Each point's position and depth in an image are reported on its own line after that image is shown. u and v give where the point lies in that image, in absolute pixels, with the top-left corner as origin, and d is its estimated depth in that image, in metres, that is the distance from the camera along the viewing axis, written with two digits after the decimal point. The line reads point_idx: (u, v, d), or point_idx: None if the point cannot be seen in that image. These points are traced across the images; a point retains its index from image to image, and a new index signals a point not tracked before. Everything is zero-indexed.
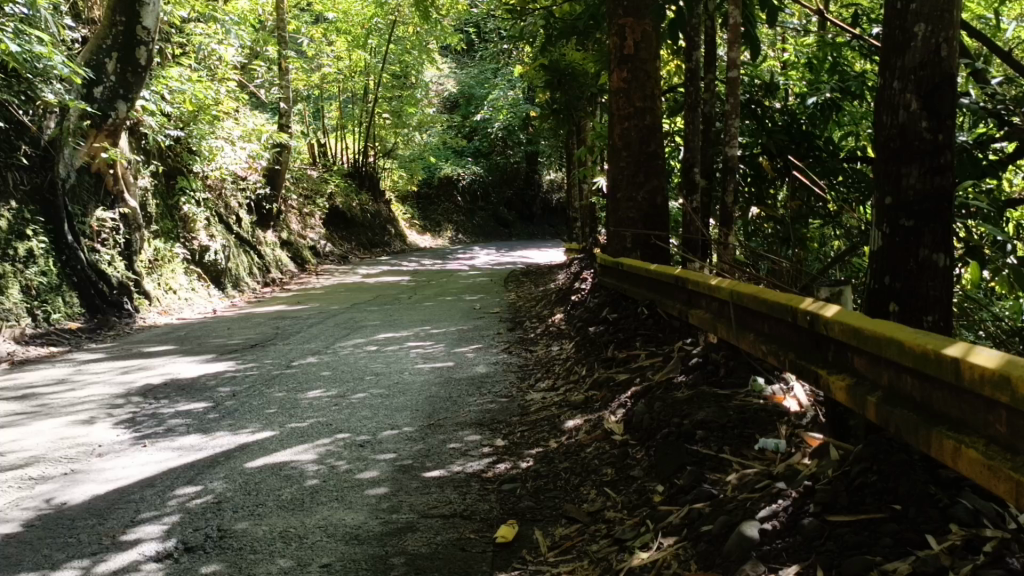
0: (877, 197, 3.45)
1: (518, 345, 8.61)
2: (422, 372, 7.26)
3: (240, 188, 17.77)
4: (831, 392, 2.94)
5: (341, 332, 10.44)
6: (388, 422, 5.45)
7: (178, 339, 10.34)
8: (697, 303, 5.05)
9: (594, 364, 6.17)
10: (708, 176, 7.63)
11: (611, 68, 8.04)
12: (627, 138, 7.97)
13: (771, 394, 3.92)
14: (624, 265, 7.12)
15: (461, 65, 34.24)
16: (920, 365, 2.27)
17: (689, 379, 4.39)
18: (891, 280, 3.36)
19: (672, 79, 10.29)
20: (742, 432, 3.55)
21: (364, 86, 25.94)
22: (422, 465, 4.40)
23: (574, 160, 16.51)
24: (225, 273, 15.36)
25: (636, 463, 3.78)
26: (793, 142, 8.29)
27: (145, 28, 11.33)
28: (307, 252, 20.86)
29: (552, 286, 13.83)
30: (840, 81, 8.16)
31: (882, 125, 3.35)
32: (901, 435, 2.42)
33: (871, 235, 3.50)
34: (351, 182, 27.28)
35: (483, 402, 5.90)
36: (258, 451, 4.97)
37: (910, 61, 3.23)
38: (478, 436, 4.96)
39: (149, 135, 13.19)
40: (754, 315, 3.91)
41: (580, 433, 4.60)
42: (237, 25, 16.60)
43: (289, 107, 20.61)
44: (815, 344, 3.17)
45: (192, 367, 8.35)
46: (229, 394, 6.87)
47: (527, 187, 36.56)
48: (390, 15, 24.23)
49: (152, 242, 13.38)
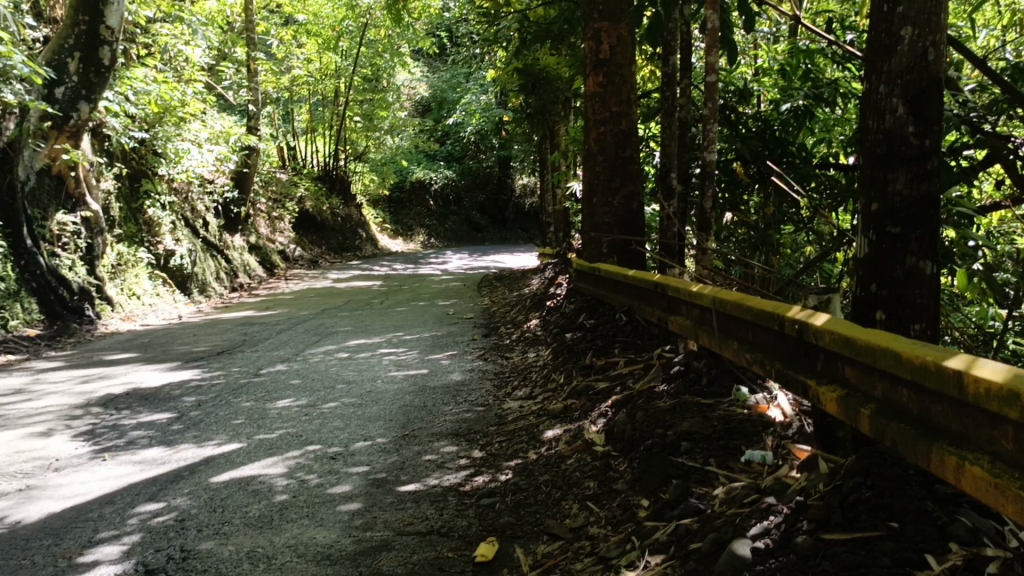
0: (862, 203, 3.37)
1: (493, 352, 8.49)
2: (395, 380, 7.10)
3: (207, 191, 17.46)
4: (820, 404, 2.85)
5: (312, 338, 10.25)
6: (361, 433, 5.29)
7: (143, 346, 10.07)
8: (677, 310, 4.96)
9: (572, 371, 6.07)
10: (684, 182, 7.57)
11: (587, 72, 7.96)
12: (602, 143, 7.89)
13: (754, 403, 3.83)
14: (601, 270, 7.03)
15: (433, 69, 34.08)
16: (919, 377, 2.19)
17: (671, 388, 4.30)
18: (877, 288, 3.28)
19: (646, 84, 10.25)
20: (727, 443, 3.45)
21: (335, 89, 25.69)
22: (396, 479, 4.25)
23: (548, 164, 16.44)
24: (191, 277, 15.07)
25: (618, 477, 3.67)
26: (767, 148, 8.25)
27: (109, 28, 11.02)
28: (276, 257, 20.59)
29: (526, 291, 13.74)
30: (813, 88, 8.17)
31: (868, 129, 3.27)
32: (897, 449, 2.34)
33: (856, 241, 3.42)
34: (321, 186, 27.01)
35: (459, 411, 5.76)
36: (225, 465, 4.79)
37: (897, 64, 3.15)
38: (454, 446, 4.82)
39: (113, 137, 12.89)
40: (737, 323, 3.82)
41: (559, 444, 4.49)
42: (204, 26, 16.31)
43: (258, 109, 20.33)
44: (803, 353, 3.08)
45: (157, 375, 8.12)
46: (195, 404, 6.66)
47: (500, 191, 36.49)
48: (361, 17, 24.02)
49: (116, 247, 13.07)
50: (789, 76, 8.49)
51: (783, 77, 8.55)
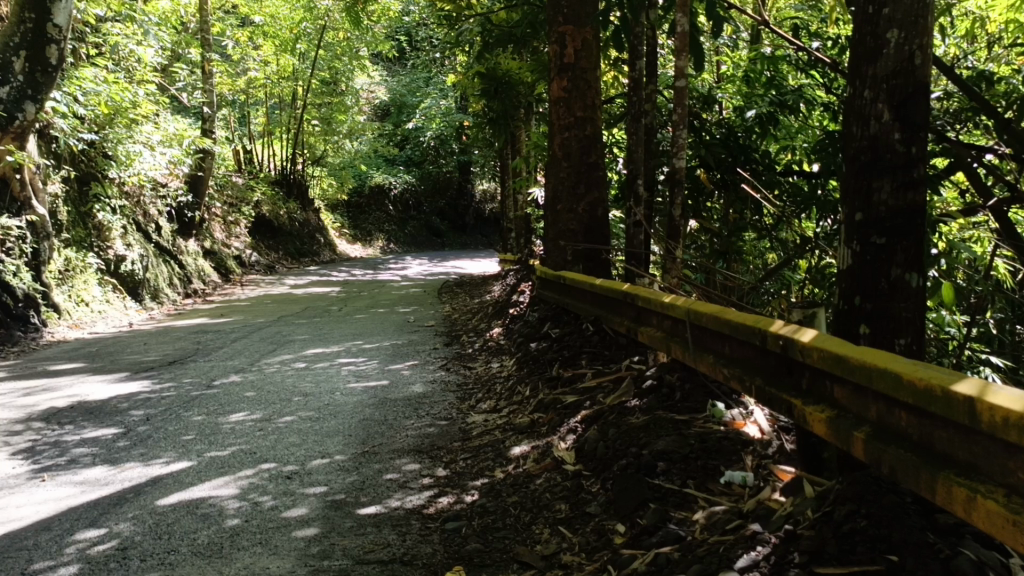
0: (845, 213, 3.25)
1: (455, 361, 8.28)
2: (354, 392, 6.85)
3: (159, 195, 16.98)
4: (806, 425, 2.72)
5: (267, 346, 9.93)
6: (319, 449, 5.05)
7: (90, 356, 9.66)
8: (647, 320, 4.82)
9: (539, 384, 5.89)
10: (651, 189, 7.46)
11: (552, 76, 7.81)
12: (567, 148, 7.75)
13: (730, 419, 3.69)
14: (566, 277, 6.89)
15: (393, 73, 33.77)
16: (923, 402, 2.07)
17: (644, 403, 4.15)
18: (861, 300, 3.16)
19: (609, 91, 10.17)
20: (706, 463, 3.30)
21: (292, 91, 25.30)
22: (357, 501, 4.03)
23: (509, 169, 16.34)
24: (143, 283, 14.60)
25: (592, 499, 3.49)
26: (731, 155, 8.21)
27: (56, 26, 10.63)
28: (232, 262, 20.11)
29: (488, 297, 13.57)
30: (778, 95, 8.12)
31: (852, 136, 3.17)
32: (897, 477, 2.21)
33: (838, 251, 3.30)
34: (278, 190, 26.53)
35: (421, 425, 5.55)
36: (173, 485, 4.50)
37: (882, 68, 3.05)
38: (417, 464, 4.61)
39: (61, 138, 12.43)
40: (713, 336, 3.67)
41: (528, 462, 4.30)
42: (157, 26, 15.90)
43: (214, 111, 19.86)
44: (786, 370, 2.95)
45: (104, 387, 7.76)
46: (142, 418, 6.34)
47: (459, 197, 36.34)
48: (319, 19, 23.69)
49: (63, 252, 12.56)
50: (752, 83, 8.45)
51: (747, 84, 8.51)
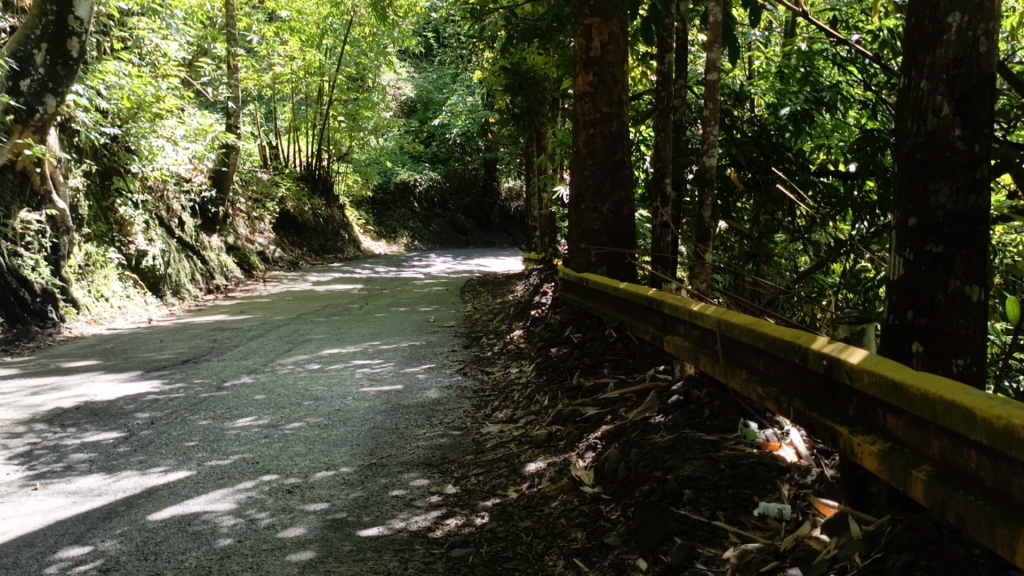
0: (897, 217, 2.91)
1: (473, 365, 7.99)
2: (366, 398, 6.58)
3: (183, 190, 16.87)
4: (855, 457, 2.39)
5: (283, 346, 9.71)
6: (324, 461, 4.79)
7: (105, 353, 9.51)
8: (673, 329, 4.51)
9: (558, 393, 5.59)
10: (678, 188, 7.10)
11: (576, 71, 7.49)
12: (592, 146, 7.44)
13: (764, 441, 3.36)
14: (588, 280, 6.58)
15: (419, 70, 33.59)
16: (1000, 444, 1.74)
17: (670, 420, 3.84)
18: (914, 315, 2.82)
19: (638, 87, 9.82)
20: (737, 493, 2.98)
21: (318, 87, 25.14)
22: (358, 521, 3.76)
23: (535, 167, 16.01)
24: (164, 279, 14.49)
25: (611, 528, 3.19)
26: (763, 154, 7.82)
27: (78, 19, 10.48)
28: (255, 258, 19.97)
29: (511, 297, 13.27)
30: (813, 91, 7.69)
31: (906, 132, 2.82)
32: (967, 529, 1.89)
33: (889, 261, 2.95)
34: (303, 186, 26.40)
35: (433, 435, 5.27)
36: (167, 498, 4.27)
37: (942, 57, 2.70)
38: (425, 480, 4.33)
39: (82, 132, 12.32)
40: (748, 350, 3.34)
41: (542, 482, 4.00)
42: (181, 20, 15.72)
43: (239, 106, 19.69)
44: (830, 394, 2.62)
45: (113, 387, 7.58)
46: (146, 422, 6.13)
47: (485, 195, 36.00)
48: (345, 15, 23.59)
49: (84, 246, 12.47)
50: (787, 78, 8.09)
51: (781, 79, 8.15)
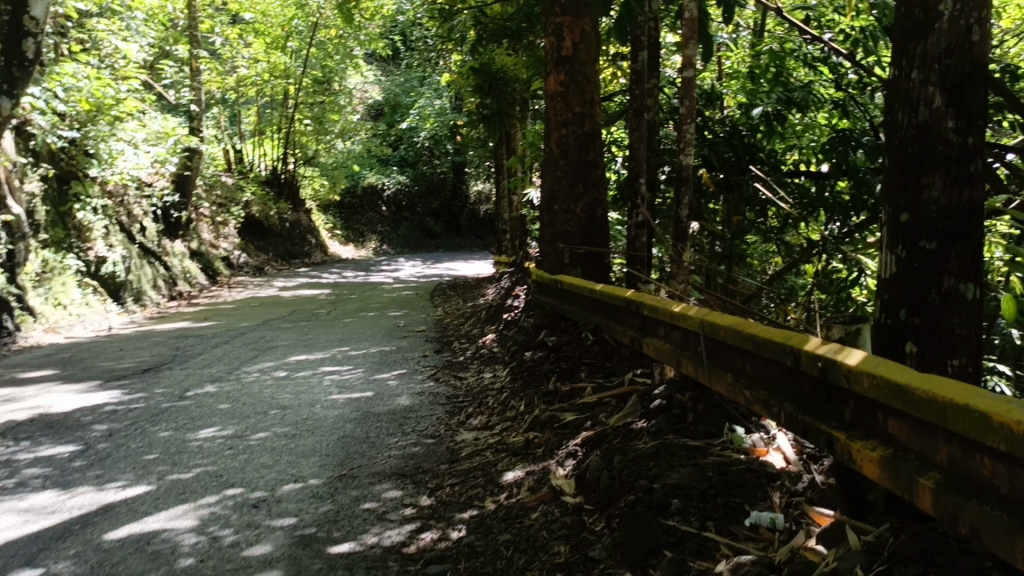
0: (888, 212, 2.81)
1: (445, 371, 7.82)
2: (336, 405, 6.38)
3: (144, 195, 16.49)
4: (854, 464, 2.28)
5: (249, 353, 9.46)
6: (292, 473, 4.59)
7: (63, 362, 9.18)
8: (652, 330, 4.39)
9: (534, 399, 5.45)
10: (652, 189, 7.00)
11: (548, 70, 7.37)
12: (564, 146, 7.31)
13: (751, 447, 3.26)
14: (563, 282, 6.45)
15: (386, 73, 33.28)
16: (1020, 451, 1.63)
17: (653, 426, 3.72)
18: (907, 315, 2.72)
19: (609, 88, 9.71)
20: (727, 502, 2.85)
21: (283, 91, 24.79)
22: (328, 536, 3.58)
23: (504, 170, 15.89)
24: (126, 286, 14.09)
25: (595, 540, 3.05)
26: (735, 155, 7.75)
27: (32, 19, 9.72)
28: (220, 264, 19.60)
29: (482, 301, 13.11)
30: (784, 91, 7.61)
31: (897, 125, 2.72)
32: (982, 542, 1.78)
33: (880, 258, 2.85)
34: (269, 190, 25.99)
35: (405, 444, 5.09)
36: (125, 515, 4.05)
37: (934, 45, 2.60)
38: (398, 491, 4.15)
39: (38, 136, 11.90)
40: (733, 351, 3.23)
41: (521, 492, 3.85)
42: (140, 20, 15.36)
43: (202, 109, 19.29)
44: (825, 398, 2.50)
45: (70, 398, 7.29)
46: (105, 434, 5.87)
47: (454, 198, 35.80)
48: (310, 16, 23.24)
49: (41, 253, 12.08)
50: (757, 78, 7.96)
51: (751, 79, 8.02)
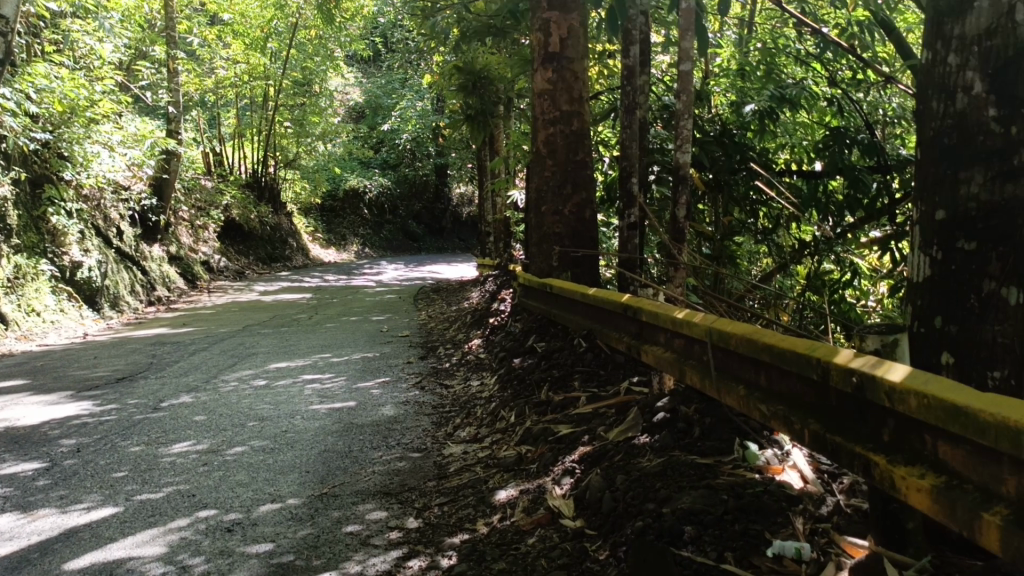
0: (922, 209, 2.61)
1: (430, 378, 7.54)
2: (315, 417, 6.08)
3: (121, 198, 16.11)
4: (899, 493, 2.04)
5: (227, 360, 9.14)
6: (271, 492, 4.30)
7: (33, 372, 8.80)
8: (651, 337, 4.14)
9: (526, 409, 5.19)
10: (644, 189, 6.76)
11: (534, 67, 7.11)
12: (552, 145, 7.05)
13: (765, 465, 3.04)
14: (552, 286, 6.20)
15: (366, 75, 32.98)
16: None
17: (657, 442, 3.47)
18: (944, 322, 2.50)
19: (596, 87, 9.45)
20: (746, 529, 2.60)
21: (263, 93, 24.42)
22: (307, 566, 3.29)
23: (487, 170, 15.66)
24: (102, 291, 13.69)
25: (600, 571, 2.79)
26: (727, 154, 7.34)
27: (2, 18, 8.81)
28: (199, 269, 19.19)
29: (467, 304, 12.87)
30: (777, 89, 7.28)
31: (932, 114, 2.54)
32: None
33: (913, 260, 2.63)
34: (249, 194, 25.55)
35: (390, 459, 4.81)
36: (88, 542, 3.74)
37: (974, 27, 2.40)
38: (384, 512, 3.87)
39: (10, 138, 11.47)
40: (747, 363, 2.97)
41: (515, 513, 3.59)
42: (115, 20, 14.93)
43: (179, 111, 18.88)
44: (859, 417, 2.26)
45: (38, 410, 6.93)
46: (71, 450, 5.53)
47: (436, 201, 35.50)
48: (290, 17, 22.92)
49: (13, 258, 11.64)
50: (747, 75, 7.66)
51: (741, 76, 7.71)
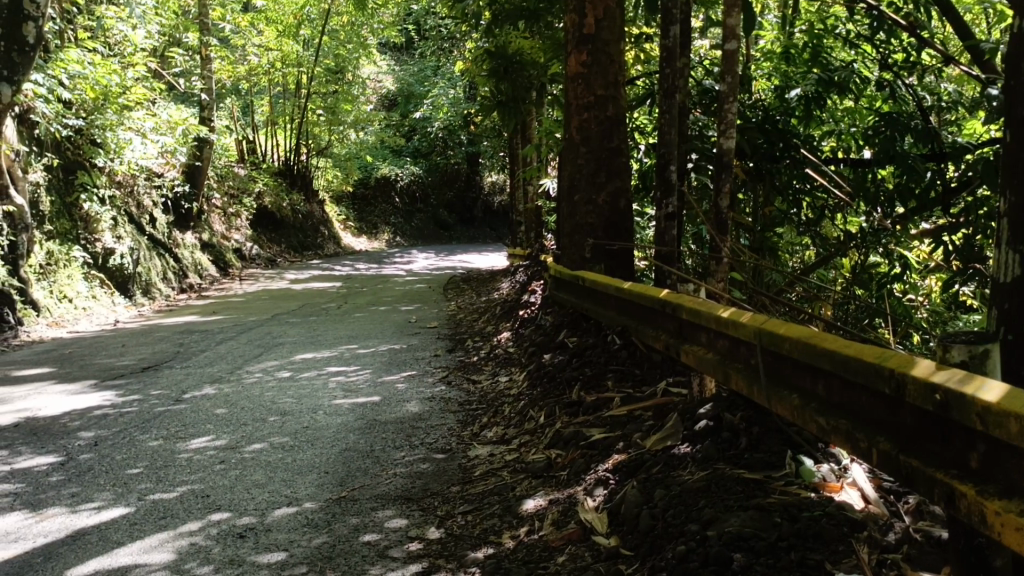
0: (1010, 200, 2.28)
1: (457, 372, 7.31)
2: (338, 412, 5.88)
3: (154, 185, 16.04)
4: (992, 532, 1.75)
5: (253, 350, 8.99)
6: (287, 494, 4.09)
7: (59, 359, 8.71)
8: (692, 336, 3.83)
9: (556, 409, 4.93)
10: (683, 178, 6.44)
11: (568, 50, 6.81)
12: (585, 132, 6.74)
13: (821, 482, 2.75)
14: (584, 279, 5.91)
15: (399, 63, 32.75)
16: None
17: (700, 454, 3.20)
18: None
19: (634, 71, 9.08)
20: (801, 558, 2.32)
21: (296, 80, 24.23)
22: None
23: (519, 158, 15.35)
24: (134, 278, 13.61)
25: None
26: (768, 141, 6.89)
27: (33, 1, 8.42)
28: (232, 257, 19.16)
29: (496, 295, 12.61)
30: (824, 72, 6.87)
31: None
32: None
33: (997, 260, 2.32)
34: (282, 181, 25.51)
35: (413, 460, 4.57)
36: (95, 546, 3.55)
37: None
38: (404, 520, 3.64)
39: (42, 124, 11.37)
40: (802, 368, 2.67)
41: (544, 526, 3.34)
42: (149, 7, 14.79)
43: (212, 99, 18.76)
44: (942, 438, 1.96)
45: (61, 400, 6.80)
46: (89, 444, 5.37)
47: (468, 190, 35.18)
48: (323, 4, 22.76)
49: (45, 244, 11.64)
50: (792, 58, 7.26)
51: (785, 59, 7.33)
